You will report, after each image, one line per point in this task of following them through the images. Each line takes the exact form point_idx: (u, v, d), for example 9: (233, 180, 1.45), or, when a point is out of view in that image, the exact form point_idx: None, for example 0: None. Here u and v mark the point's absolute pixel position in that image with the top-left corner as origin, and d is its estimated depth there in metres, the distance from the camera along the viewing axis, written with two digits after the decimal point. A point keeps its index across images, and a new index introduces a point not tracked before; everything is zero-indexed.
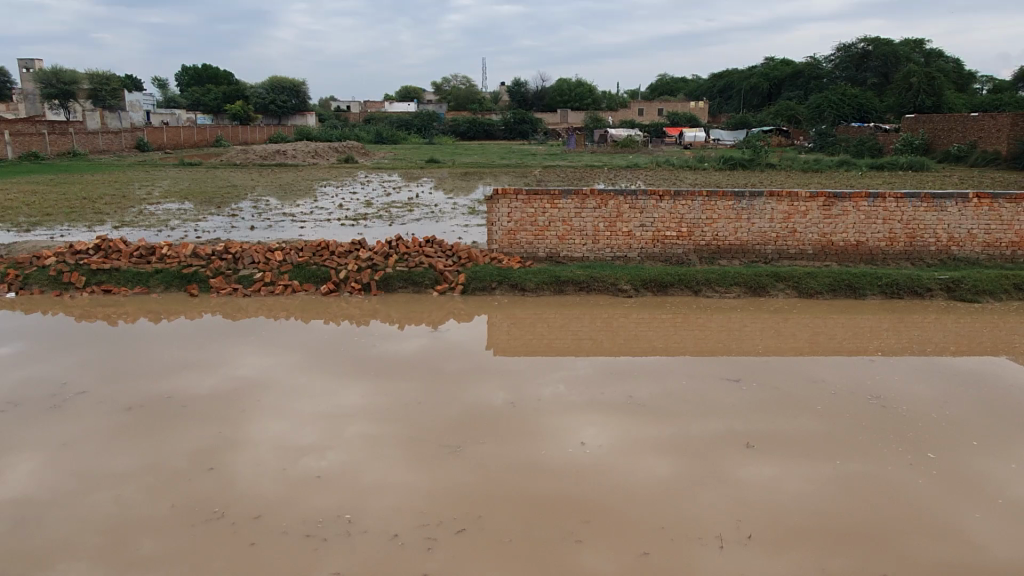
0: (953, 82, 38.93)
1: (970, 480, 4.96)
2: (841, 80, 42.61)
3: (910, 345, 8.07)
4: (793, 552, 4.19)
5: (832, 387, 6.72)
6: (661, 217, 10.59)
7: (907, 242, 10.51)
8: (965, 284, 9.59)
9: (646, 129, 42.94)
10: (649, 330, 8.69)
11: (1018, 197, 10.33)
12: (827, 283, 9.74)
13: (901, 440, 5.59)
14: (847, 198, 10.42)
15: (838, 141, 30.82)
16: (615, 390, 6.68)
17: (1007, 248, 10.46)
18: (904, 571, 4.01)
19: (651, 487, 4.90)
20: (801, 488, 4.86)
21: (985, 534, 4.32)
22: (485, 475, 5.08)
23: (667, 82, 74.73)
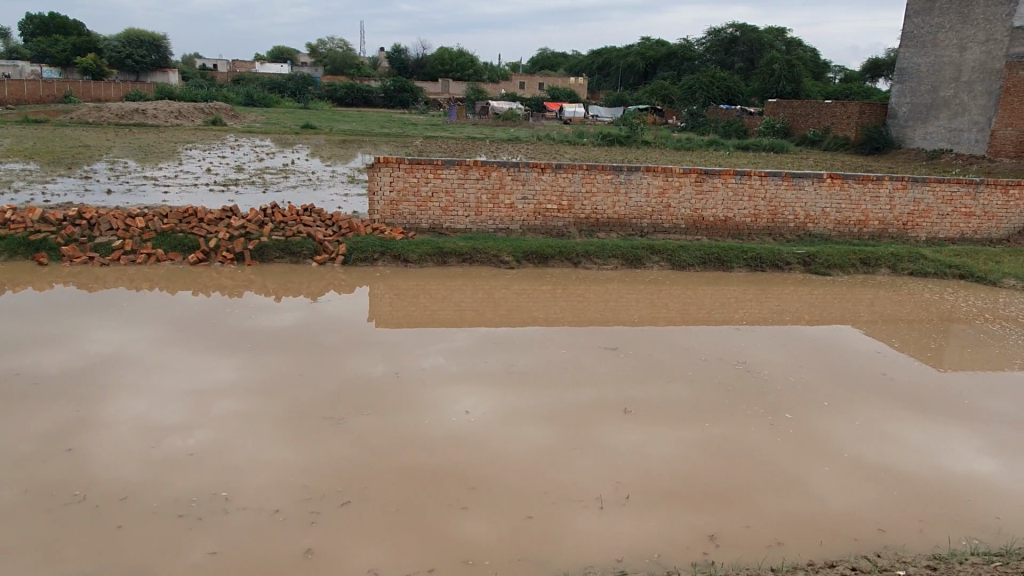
0: (811, 70, 41.66)
1: (819, 437, 5.42)
2: (711, 63, 44.59)
3: (771, 315, 8.65)
4: (668, 509, 4.42)
5: (700, 355, 7.10)
6: (543, 190, 10.73)
7: (770, 218, 11.22)
8: (819, 258, 10.37)
9: (527, 102, 43.22)
10: (531, 301, 8.82)
11: (865, 178, 11.24)
12: (698, 256, 10.25)
13: (761, 402, 6.00)
14: (717, 175, 10.96)
15: (707, 121, 32.33)
16: (499, 360, 6.74)
17: (855, 226, 11.39)
18: (767, 520, 4.34)
19: (535, 454, 5.00)
20: (675, 450, 5.12)
21: (835, 485, 4.73)
22: (368, 447, 5.01)
23: (548, 56, 75.37)
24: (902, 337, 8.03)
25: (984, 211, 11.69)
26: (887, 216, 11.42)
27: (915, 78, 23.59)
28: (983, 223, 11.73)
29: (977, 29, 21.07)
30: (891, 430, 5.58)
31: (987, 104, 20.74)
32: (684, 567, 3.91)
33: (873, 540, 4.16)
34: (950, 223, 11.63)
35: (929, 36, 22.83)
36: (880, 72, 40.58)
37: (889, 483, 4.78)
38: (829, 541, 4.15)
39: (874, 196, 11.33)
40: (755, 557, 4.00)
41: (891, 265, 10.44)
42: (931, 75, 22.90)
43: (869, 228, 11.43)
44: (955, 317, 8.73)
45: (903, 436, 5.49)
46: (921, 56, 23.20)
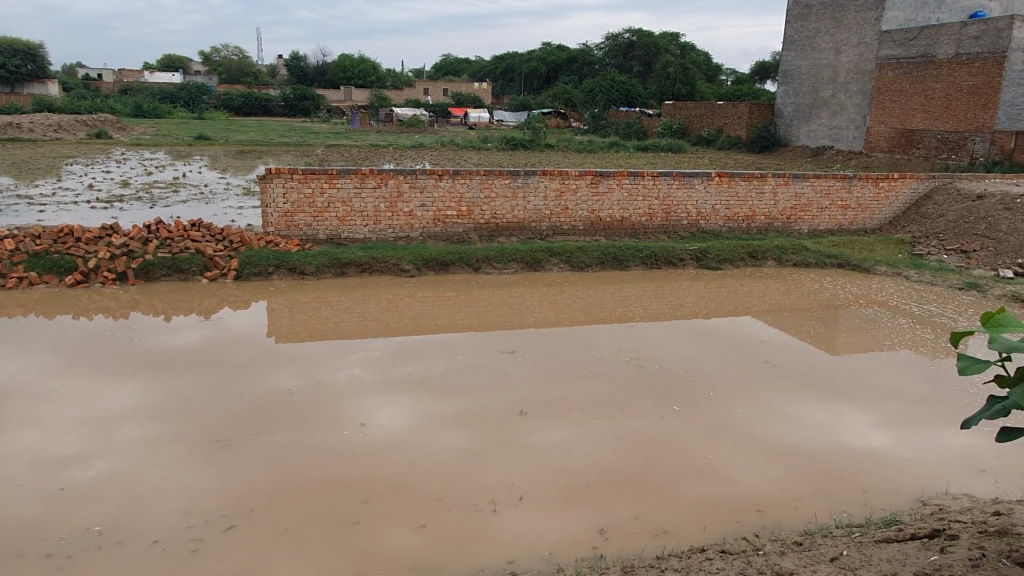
0: (705, 72, 43.28)
1: (712, 425, 5.63)
2: (611, 68, 45.72)
3: (666, 310, 8.93)
4: (562, 506, 4.50)
5: (600, 353, 7.26)
6: (441, 197, 10.73)
7: (663, 217, 11.60)
8: (710, 254, 10.79)
9: (431, 109, 43.09)
10: (432, 307, 8.80)
11: (750, 175, 11.78)
12: (596, 256, 10.49)
13: (655, 395, 6.18)
14: (611, 177, 11.26)
15: (608, 124, 33.12)
16: (400, 369, 6.68)
17: (743, 221, 11.92)
18: (656, 508, 4.48)
19: (432, 461, 4.99)
20: (570, 447, 5.23)
21: (723, 471, 4.93)
22: (263, 466, 4.87)
23: (452, 62, 75.34)
24: (788, 324, 8.45)
25: (859, 203, 12.47)
26: (772, 210, 12.02)
27: (797, 80, 24.88)
28: (859, 214, 12.51)
29: (850, 33, 22.44)
30: (775, 413, 5.84)
31: (862, 103, 22.15)
32: (571, 563, 3.96)
33: (753, 522, 4.34)
34: (829, 215, 12.34)
35: (808, 40, 24.11)
36: (768, 74, 42.65)
37: (772, 465, 5.00)
38: (712, 526, 4.31)
39: (759, 192, 11.90)
40: (639, 546, 4.10)
41: (777, 258, 10.97)
42: (812, 76, 24.22)
43: (757, 222, 11.99)
44: (834, 304, 9.27)
45: (787, 418, 5.77)
46: (802, 59, 24.51)
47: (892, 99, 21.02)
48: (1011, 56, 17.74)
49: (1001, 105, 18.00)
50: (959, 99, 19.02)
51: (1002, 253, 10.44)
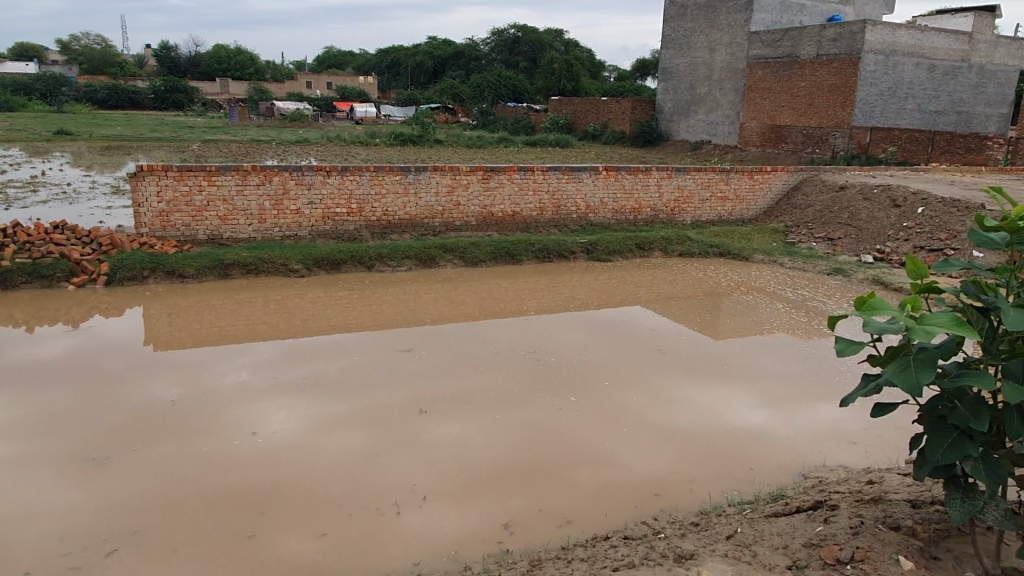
0: (589, 68, 44.26)
1: (608, 412, 5.77)
2: (497, 64, 45.77)
3: (559, 303, 9.09)
4: (466, 502, 4.49)
5: (497, 347, 7.28)
6: (330, 193, 10.42)
7: (554, 210, 11.78)
8: (600, 246, 11.06)
9: (315, 103, 41.79)
10: (324, 308, 8.54)
11: (636, 169, 12.16)
12: (490, 251, 10.52)
13: (553, 386, 6.26)
14: (502, 172, 11.31)
15: (496, 119, 33.27)
16: (293, 371, 6.44)
17: (630, 213, 12.30)
18: (558, 498, 4.54)
19: (330, 465, 4.85)
20: (472, 442, 5.22)
21: (621, 457, 5.06)
22: (151, 482, 4.57)
23: (336, 54, 73.34)
24: (675, 312, 8.80)
25: (736, 194, 13.14)
26: (657, 203, 12.47)
27: (675, 77, 25.89)
28: (736, 205, 13.18)
29: (723, 33, 23.60)
30: (668, 398, 6.06)
31: (735, 100, 23.36)
32: (478, 560, 3.94)
33: (651, 505, 4.47)
34: (709, 206, 12.94)
35: (685, 39, 25.14)
36: (648, 71, 44.16)
37: (666, 449, 5.18)
38: (612, 512, 4.41)
39: (645, 185, 12.30)
40: (544, 538, 4.14)
41: (663, 248, 11.38)
42: (688, 74, 25.28)
43: (643, 215, 12.41)
44: (717, 291, 9.73)
45: (680, 401, 6.00)
46: (679, 57, 25.53)
47: (762, 97, 22.29)
48: (865, 58, 19.22)
49: (857, 103, 19.48)
50: (821, 97, 20.43)
51: (863, 239, 11.30)
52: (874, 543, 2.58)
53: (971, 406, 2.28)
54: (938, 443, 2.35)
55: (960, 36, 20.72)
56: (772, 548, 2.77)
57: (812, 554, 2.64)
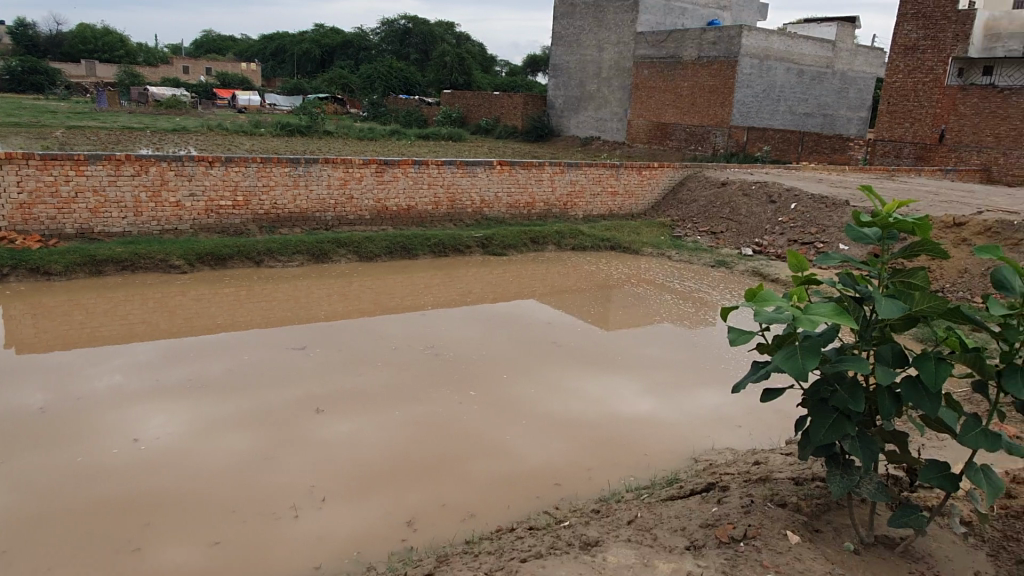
0: (480, 62, 44.29)
1: (506, 405, 5.82)
2: (387, 54, 44.93)
3: (456, 297, 9.07)
4: (367, 501, 4.40)
5: (393, 343, 7.18)
6: (213, 185, 9.92)
7: (449, 204, 11.74)
8: (496, 241, 11.12)
9: (193, 89, 39.60)
10: (209, 305, 8.14)
11: (529, 164, 12.30)
12: (385, 246, 10.35)
13: (451, 381, 6.25)
14: (395, 165, 11.15)
15: (388, 111, 32.73)
16: (176, 373, 6.10)
17: (524, 208, 12.44)
18: (460, 492, 4.54)
19: (221, 471, 4.63)
20: (370, 439, 5.13)
21: (519, 449, 5.11)
22: (18, 498, 4.21)
23: (215, 39, 69.78)
24: (570, 305, 8.98)
25: (626, 190, 13.55)
26: (550, 197, 12.68)
27: (565, 73, 26.36)
28: (625, 200, 13.60)
29: (610, 32, 24.25)
30: (564, 389, 6.19)
31: (623, 98, 24.08)
32: (382, 560, 3.88)
33: (552, 495, 4.55)
34: (600, 201, 13.27)
35: (574, 36, 25.64)
36: (539, 67, 44.68)
37: (565, 439, 5.28)
38: (515, 504, 4.45)
39: (538, 180, 12.48)
40: (447, 534, 4.12)
41: (557, 242, 11.59)
42: (578, 71, 25.80)
43: (536, 209, 12.58)
44: (609, 284, 10.01)
45: (575, 392, 6.14)
46: (569, 54, 26.01)
47: (648, 95, 23.08)
48: (742, 61, 20.28)
49: (735, 103, 20.56)
50: (703, 97, 21.45)
51: (743, 233, 11.95)
52: (763, 520, 2.75)
53: (849, 388, 2.45)
54: (820, 424, 2.51)
55: (825, 44, 22.31)
56: (672, 531, 2.89)
57: (708, 534, 2.78)
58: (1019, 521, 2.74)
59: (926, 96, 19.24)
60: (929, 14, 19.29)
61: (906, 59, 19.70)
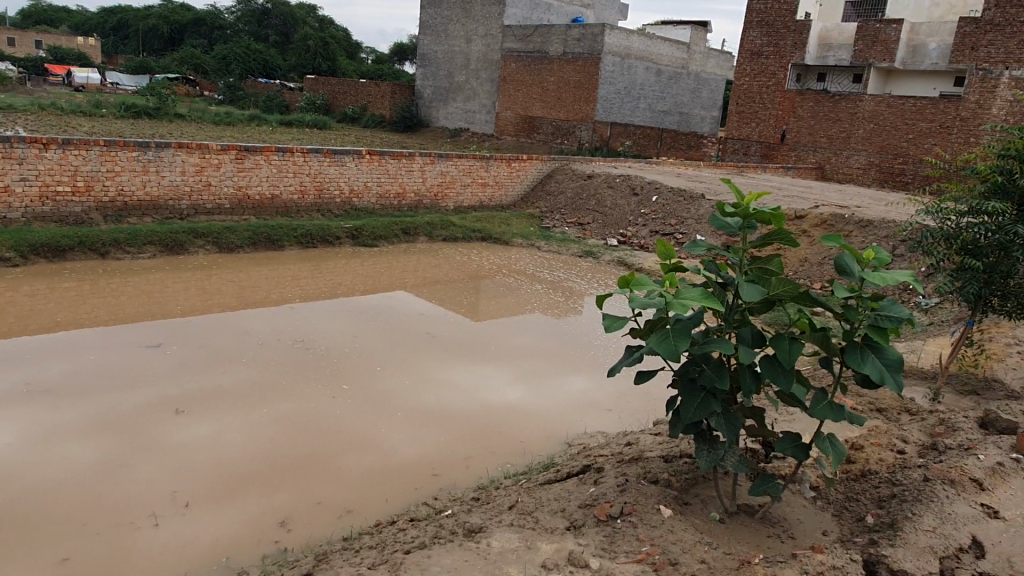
0: (345, 47, 43.01)
1: (378, 398, 5.72)
2: (244, 35, 42.66)
3: (325, 289, 8.81)
4: (235, 504, 4.19)
5: (257, 338, 6.86)
6: (48, 169, 9.03)
7: (316, 193, 11.35)
8: (365, 232, 10.88)
9: (19, 63, 35.79)
10: (48, 301, 7.43)
11: (399, 154, 12.11)
12: (247, 237, 9.86)
13: (321, 375, 6.07)
14: (257, 152, 10.63)
15: (246, 95, 31.13)
16: (10, 377, 5.52)
17: (394, 198, 12.26)
18: (335, 489, 4.42)
19: (66, 482, 4.24)
20: (237, 440, 4.88)
21: (395, 442, 5.05)
22: None
23: (44, 9, 63.28)
24: (443, 296, 8.97)
25: (495, 181, 13.67)
26: (420, 188, 12.56)
27: (433, 63, 26.15)
28: (495, 191, 13.71)
29: (478, 24, 24.34)
30: (437, 380, 6.18)
31: (491, 90, 24.26)
32: (254, 564, 3.70)
33: (431, 486, 4.52)
34: (470, 192, 13.31)
35: (442, 26, 25.49)
36: (405, 56, 44.04)
37: (439, 430, 5.27)
38: (393, 497, 4.39)
39: (408, 170, 12.33)
40: (324, 531, 4.00)
41: (428, 233, 11.51)
42: (446, 61, 25.68)
43: (407, 199, 12.43)
44: (481, 274, 10.08)
45: (450, 383, 6.15)
46: (437, 44, 25.82)
47: (515, 88, 23.38)
48: (605, 58, 21.00)
49: (599, 99, 21.25)
50: (568, 92, 22.02)
51: (608, 225, 12.38)
52: (638, 496, 2.87)
53: (715, 368, 2.60)
54: (690, 403, 2.65)
55: (680, 46, 23.54)
56: (552, 513, 2.97)
57: (587, 513, 2.87)
58: (859, 483, 3.02)
59: (769, 99, 20.77)
60: (772, 22, 20.84)
61: (752, 64, 21.18)
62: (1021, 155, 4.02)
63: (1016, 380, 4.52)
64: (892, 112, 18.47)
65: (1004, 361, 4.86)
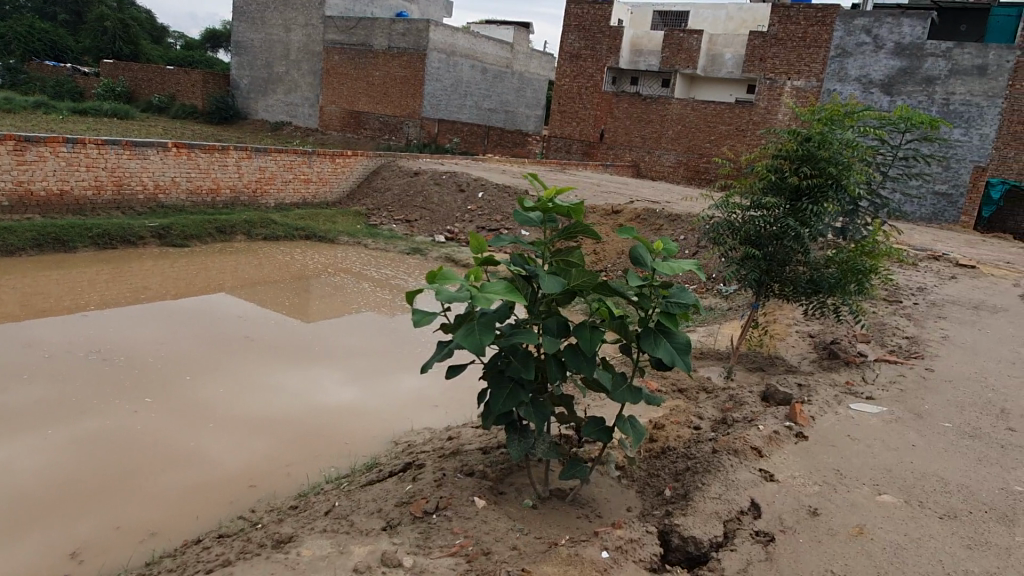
0: (149, 31, 39.60)
1: (190, 409, 5.32)
2: (25, 10, 37.87)
3: (128, 293, 8.09)
4: (20, 538, 3.74)
5: (45, 350, 6.15)
6: None
7: (115, 190, 10.37)
8: (174, 230, 10.12)
9: None
10: None
11: (210, 148, 11.37)
12: (31, 238, 8.82)
13: (125, 387, 5.56)
14: (41, 143, 9.50)
15: (30, 79, 27.74)
16: None
17: (207, 194, 11.50)
18: (139, 511, 4.06)
19: None
20: (24, 466, 4.36)
21: (210, 454, 4.72)
22: None
23: None
24: (264, 297, 8.56)
25: (319, 177, 13.21)
26: (236, 184, 11.88)
27: (250, 52, 24.79)
28: (319, 187, 13.25)
29: (297, 13, 23.42)
30: (257, 385, 5.86)
31: (313, 82, 23.44)
32: None
33: (247, 497, 4.26)
34: (292, 188, 12.75)
35: (258, 13, 24.26)
36: (220, 43, 41.32)
37: (258, 438, 4.99)
38: (208, 513, 4.10)
39: (222, 164, 11.61)
40: (125, 558, 3.66)
41: (246, 232, 10.90)
42: (263, 51, 24.43)
43: (222, 196, 11.71)
44: (305, 274, 9.71)
45: (271, 387, 5.86)
46: (253, 32, 24.51)
47: (339, 82, 22.76)
48: (430, 55, 21.04)
49: (425, 96, 21.25)
50: (394, 87, 21.80)
51: (436, 221, 12.39)
52: (454, 490, 2.89)
53: (521, 359, 2.67)
54: (500, 395, 2.71)
55: (504, 46, 24.05)
56: (368, 514, 2.91)
57: (403, 511, 2.84)
58: (659, 460, 3.25)
59: (588, 99, 21.81)
60: (589, 26, 21.88)
61: (571, 65, 22.18)
62: (790, 156, 4.51)
63: (794, 356, 5.08)
64: (696, 115, 20.05)
65: (785, 340, 5.45)
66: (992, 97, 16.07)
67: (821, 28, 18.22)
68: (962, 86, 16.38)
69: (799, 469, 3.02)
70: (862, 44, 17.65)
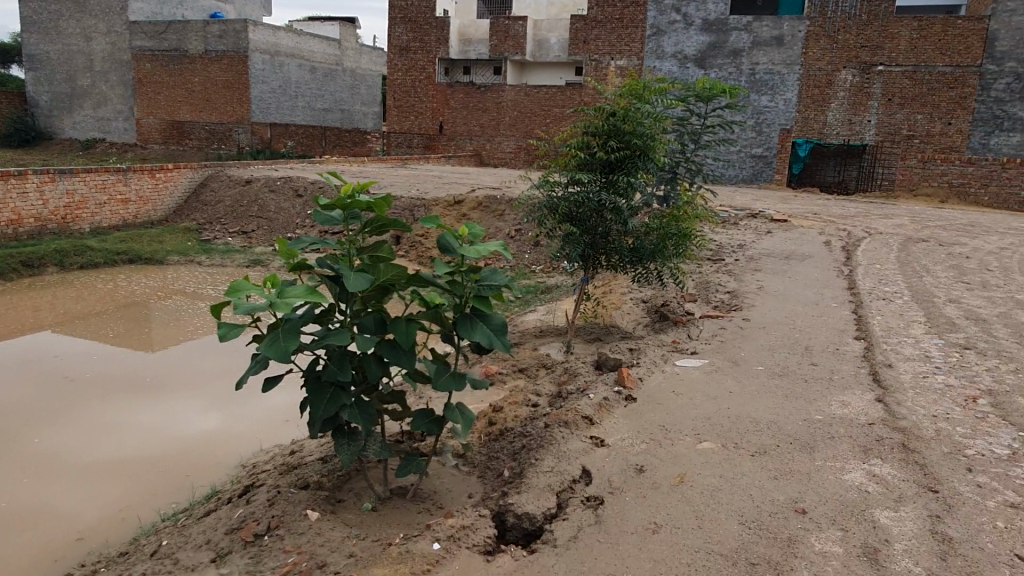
0: None
1: (4, 466, 4.75)
2: None
3: None
4: None
5: None
6: None
7: None
8: None
9: None
10: None
11: (4, 174, 10.27)
12: None
13: None
14: None
15: None
16: None
17: (6, 226, 10.37)
18: None
19: None
20: None
21: (32, 511, 4.23)
22: None
23: None
24: (87, 330, 7.87)
25: (138, 196, 12.27)
26: (41, 212, 10.79)
27: (46, 66, 22.52)
28: (141, 207, 12.32)
29: (97, 20, 21.53)
30: (86, 427, 5.32)
31: (124, 94, 21.75)
32: None
33: (74, 552, 3.83)
34: (108, 211, 11.76)
35: (50, 23, 22.07)
36: (11, 58, 37.35)
37: (88, 485, 4.52)
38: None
39: (20, 192, 10.52)
40: None
41: (58, 262, 9.95)
42: (61, 63, 22.26)
43: (25, 226, 10.60)
44: (132, 301, 9.00)
45: (102, 427, 5.34)
46: (47, 43, 22.27)
47: (155, 91, 21.29)
48: (252, 56, 20.15)
49: (252, 99, 20.32)
50: (217, 93, 20.69)
51: (274, 230, 11.88)
52: (286, 507, 2.77)
53: (337, 361, 2.59)
54: (320, 401, 2.62)
55: (332, 43, 23.39)
56: (195, 549, 2.73)
57: (234, 538, 2.69)
58: (497, 442, 3.28)
59: (423, 92, 21.69)
60: (415, 18, 21.78)
61: (402, 59, 21.95)
62: (597, 133, 4.67)
63: (628, 323, 5.30)
64: (530, 100, 20.44)
65: (620, 308, 5.68)
66: (790, 65, 17.63)
67: (636, 9, 19.14)
68: (764, 56, 17.87)
69: (627, 431, 3.15)
70: (674, 22, 18.72)
